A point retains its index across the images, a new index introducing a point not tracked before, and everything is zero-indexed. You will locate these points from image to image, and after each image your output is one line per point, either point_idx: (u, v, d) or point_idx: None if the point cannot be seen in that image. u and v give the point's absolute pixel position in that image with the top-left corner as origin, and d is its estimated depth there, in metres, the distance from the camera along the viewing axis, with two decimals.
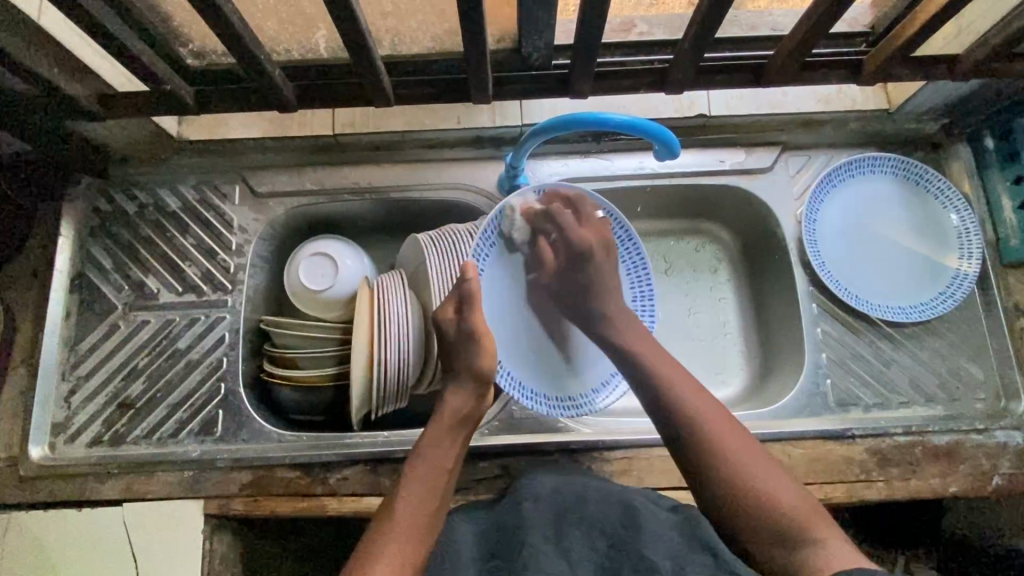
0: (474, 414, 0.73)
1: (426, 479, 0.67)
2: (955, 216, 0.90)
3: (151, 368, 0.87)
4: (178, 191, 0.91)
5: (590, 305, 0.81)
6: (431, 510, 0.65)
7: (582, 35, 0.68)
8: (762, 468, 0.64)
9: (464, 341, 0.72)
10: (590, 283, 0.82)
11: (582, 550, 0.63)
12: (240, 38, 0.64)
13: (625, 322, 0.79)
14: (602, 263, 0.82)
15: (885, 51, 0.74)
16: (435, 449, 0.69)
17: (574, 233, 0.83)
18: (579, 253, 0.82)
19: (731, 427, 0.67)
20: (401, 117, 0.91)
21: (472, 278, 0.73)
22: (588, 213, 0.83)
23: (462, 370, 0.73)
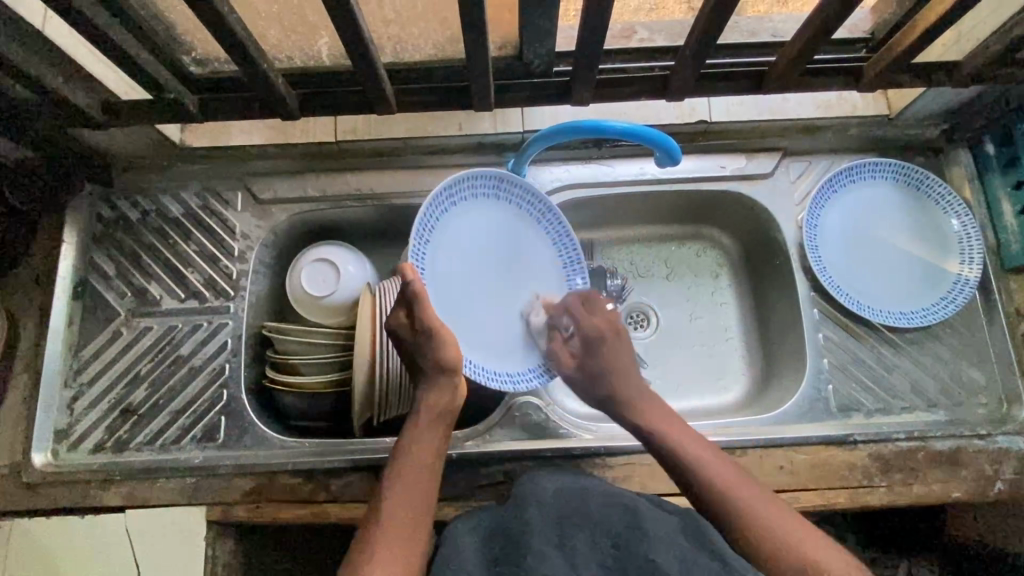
0: (451, 406, 0.72)
1: (412, 477, 0.67)
2: (956, 222, 0.91)
3: (154, 375, 0.87)
4: (180, 198, 0.92)
5: (605, 389, 0.79)
6: (423, 507, 0.66)
7: (583, 42, 0.69)
8: (806, 539, 0.62)
9: (423, 338, 0.71)
10: (609, 366, 0.79)
11: (586, 551, 0.63)
12: (244, 47, 0.64)
13: (640, 397, 0.77)
14: (617, 348, 0.81)
15: (885, 58, 0.74)
16: (419, 445, 0.70)
17: (586, 320, 0.82)
18: (593, 337, 0.81)
19: (766, 500, 0.65)
20: (404, 123, 0.91)
21: (414, 278, 0.70)
22: (598, 301, 0.84)
23: (429, 366, 0.72)
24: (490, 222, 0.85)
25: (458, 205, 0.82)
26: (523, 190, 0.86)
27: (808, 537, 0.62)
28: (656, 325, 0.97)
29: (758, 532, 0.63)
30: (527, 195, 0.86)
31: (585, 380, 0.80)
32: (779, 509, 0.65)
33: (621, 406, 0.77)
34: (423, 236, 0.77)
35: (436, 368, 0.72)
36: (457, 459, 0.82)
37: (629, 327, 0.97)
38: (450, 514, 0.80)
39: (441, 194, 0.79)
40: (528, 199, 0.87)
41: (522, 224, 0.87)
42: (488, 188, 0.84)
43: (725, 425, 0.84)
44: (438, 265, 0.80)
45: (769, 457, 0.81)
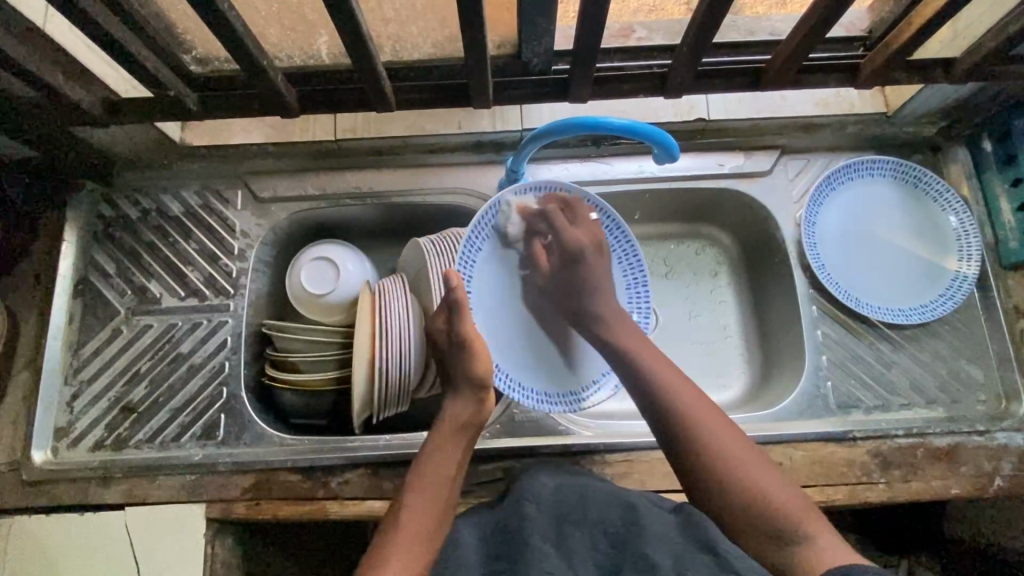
0: (476, 420, 0.72)
1: (430, 490, 0.67)
2: (953, 219, 0.91)
3: (153, 372, 0.87)
4: (181, 197, 0.92)
5: (584, 308, 0.81)
6: (437, 520, 0.65)
7: (581, 40, 0.69)
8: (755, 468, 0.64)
9: (455, 349, 0.71)
10: (583, 285, 0.81)
11: (582, 549, 0.64)
12: (243, 44, 0.64)
13: (615, 325, 0.79)
14: (596, 268, 0.82)
15: (882, 56, 0.74)
16: (439, 457, 0.69)
17: (568, 233, 0.82)
18: (575, 254, 0.82)
19: (723, 427, 0.67)
20: (403, 122, 0.91)
21: (459, 286, 0.72)
22: (582, 213, 0.84)
23: (460, 378, 0.72)
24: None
25: (525, 211, 0.84)
26: (592, 206, 0.85)
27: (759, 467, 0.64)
28: (655, 323, 0.97)
29: (700, 449, 0.66)
30: (595, 211, 0.86)
31: (558, 290, 0.83)
32: (744, 445, 0.66)
33: (597, 322, 0.79)
34: (472, 247, 0.83)
35: (466, 381, 0.72)
36: None
37: None
38: None
39: (500, 198, 0.83)
40: (596, 215, 0.86)
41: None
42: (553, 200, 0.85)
43: None
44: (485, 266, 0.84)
45: (768, 453, 0.81)
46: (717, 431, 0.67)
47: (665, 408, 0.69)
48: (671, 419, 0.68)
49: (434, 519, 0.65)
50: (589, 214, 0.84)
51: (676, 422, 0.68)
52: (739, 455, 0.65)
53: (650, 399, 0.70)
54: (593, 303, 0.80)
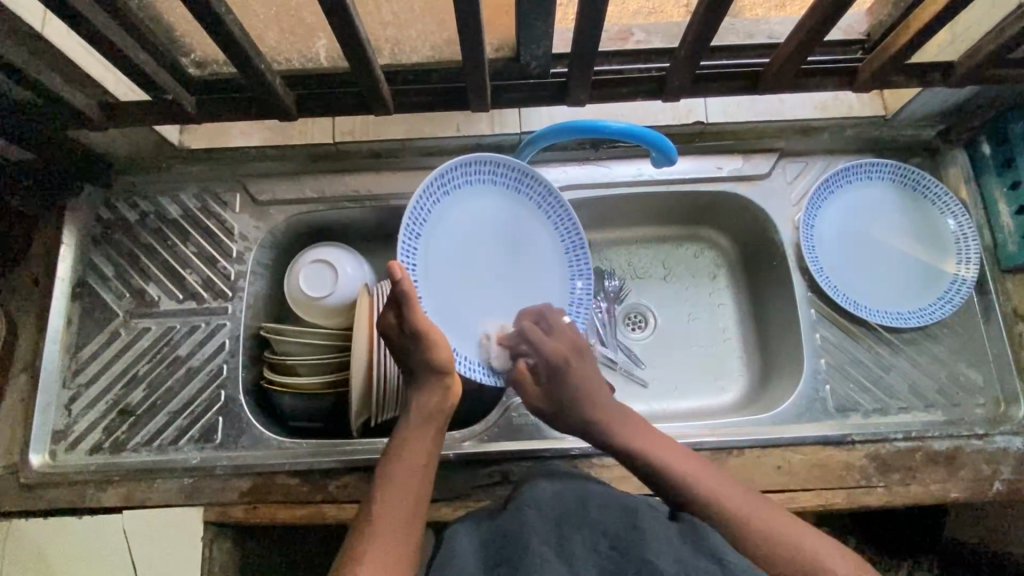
0: (442, 408, 0.72)
1: (402, 482, 0.67)
2: (952, 222, 0.91)
3: (152, 376, 0.87)
4: (179, 200, 0.92)
5: (576, 412, 0.77)
6: (411, 513, 0.65)
7: (579, 43, 0.69)
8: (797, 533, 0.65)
9: (411, 341, 0.72)
10: (574, 391, 0.77)
11: (584, 552, 0.62)
12: (242, 48, 0.64)
13: (616, 421, 0.76)
14: (583, 369, 0.80)
15: (880, 59, 0.74)
16: (409, 449, 0.69)
17: (546, 343, 0.80)
18: (558, 364, 0.79)
19: (750, 501, 0.69)
20: (402, 125, 0.91)
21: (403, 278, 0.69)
22: (557, 320, 0.83)
23: (419, 368, 0.72)
24: (490, 211, 0.87)
25: (458, 190, 0.84)
26: (523, 174, 0.86)
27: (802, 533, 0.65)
28: (654, 326, 0.98)
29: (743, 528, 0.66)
30: (525, 178, 0.87)
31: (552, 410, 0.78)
32: (775, 515, 0.67)
33: (591, 415, 0.77)
34: (421, 216, 0.81)
35: (422, 369, 0.72)
36: (455, 459, 0.82)
37: (628, 328, 0.97)
38: (448, 514, 0.81)
39: (433, 184, 0.82)
40: (525, 182, 0.87)
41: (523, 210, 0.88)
42: (483, 173, 0.86)
43: (724, 425, 0.84)
44: (432, 257, 0.83)
45: (767, 457, 0.81)
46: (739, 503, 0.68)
47: (684, 487, 0.69)
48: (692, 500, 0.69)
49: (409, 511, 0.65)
50: (564, 322, 0.84)
51: (705, 505, 0.68)
52: (777, 524, 0.66)
53: (674, 491, 0.70)
54: (580, 410, 0.77)
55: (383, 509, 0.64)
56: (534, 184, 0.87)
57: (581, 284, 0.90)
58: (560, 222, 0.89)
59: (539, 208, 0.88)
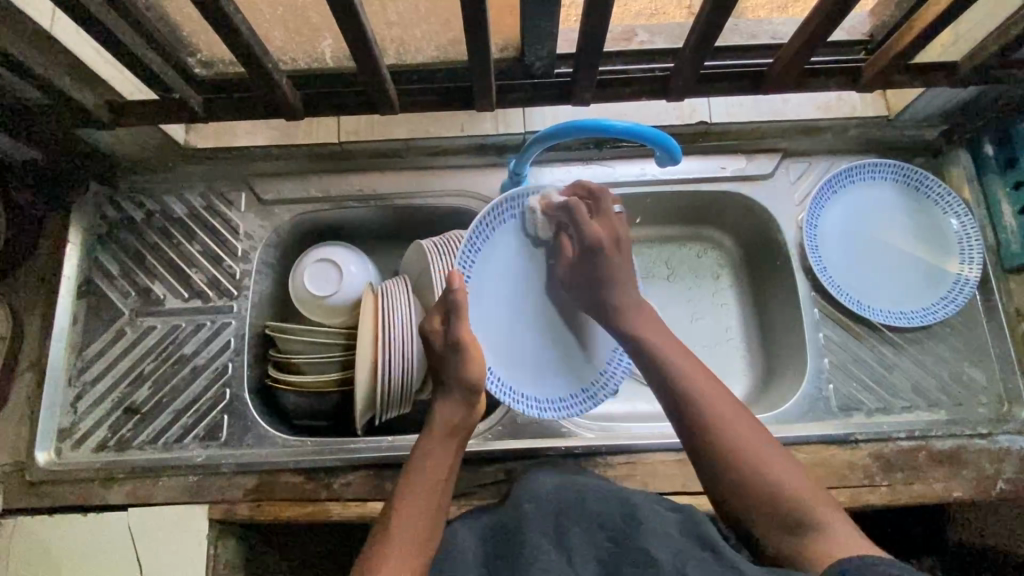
0: (466, 421, 0.72)
1: (424, 490, 0.67)
2: (955, 222, 0.91)
3: (157, 374, 0.87)
4: (185, 199, 0.93)
5: (602, 295, 0.80)
6: (432, 520, 0.65)
7: (584, 43, 0.70)
8: (777, 462, 0.64)
9: (451, 353, 0.72)
10: (600, 278, 0.80)
11: (584, 546, 0.62)
12: (249, 47, 0.65)
13: (637, 314, 0.78)
14: (621, 251, 0.81)
15: (884, 59, 0.75)
16: (433, 458, 0.69)
17: (588, 227, 0.80)
18: (592, 246, 0.80)
19: (743, 419, 0.68)
20: (406, 124, 0.91)
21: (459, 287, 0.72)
22: (604, 204, 0.82)
23: (451, 381, 0.72)
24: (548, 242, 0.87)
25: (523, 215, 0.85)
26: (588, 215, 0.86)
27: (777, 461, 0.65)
28: None
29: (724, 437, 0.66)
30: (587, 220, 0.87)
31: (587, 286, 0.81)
32: (767, 441, 0.66)
33: (612, 310, 0.79)
34: (479, 235, 0.82)
35: (457, 382, 0.72)
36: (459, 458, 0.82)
37: None
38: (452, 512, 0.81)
39: (500, 206, 0.82)
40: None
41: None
42: None
43: None
44: (485, 276, 0.83)
45: None
46: (733, 415, 0.68)
47: (689, 395, 0.69)
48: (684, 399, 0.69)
49: (431, 521, 0.65)
50: (611, 206, 0.82)
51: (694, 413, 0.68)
52: (759, 447, 0.65)
53: (674, 394, 0.70)
54: (614, 294, 0.79)
55: (406, 516, 0.64)
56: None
57: None
58: None
59: None
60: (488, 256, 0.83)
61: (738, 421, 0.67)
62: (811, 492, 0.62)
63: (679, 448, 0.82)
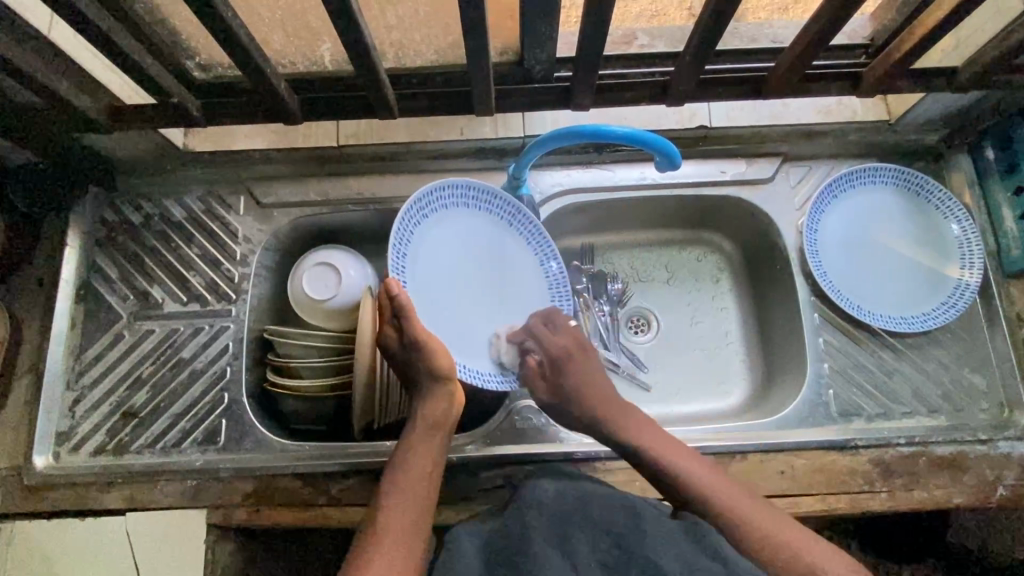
0: (447, 416, 0.74)
1: (409, 487, 0.68)
2: (955, 227, 0.91)
3: (155, 378, 0.87)
4: (183, 202, 0.92)
5: (584, 408, 0.79)
6: (419, 517, 0.67)
7: (584, 48, 0.69)
8: (790, 531, 0.67)
9: (412, 352, 0.72)
10: (578, 385, 0.80)
11: (588, 552, 0.63)
12: (248, 52, 0.65)
13: (619, 412, 0.79)
14: (580, 364, 0.82)
15: (885, 64, 0.74)
16: (417, 454, 0.71)
17: (549, 340, 0.81)
18: (564, 356, 0.81)
19: (740, 493, 0.71)
20: (405, 128, 0.92)
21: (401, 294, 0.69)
22: (558, 317, 0.84)
23: (423, 377, 0.73)
24: (469, 230, 0.85)
25: (433, 214, 0.82)
26: (501, 198, 0.87)
27: (790, 531, 0.67)
28: (657, 329, 0.98)
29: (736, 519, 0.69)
30: (504, 203, 0.87)
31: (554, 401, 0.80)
32: (768, 511, 0.70)
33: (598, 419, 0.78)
34: (399, 242, 0.77)
35: (428, 376, 0.73)
36: (457, 463, 0.82)
37: (630, 332, 0.98)
38: (450, 518, 0.81)
39: (412, 210, 0.78)
40: (494, 202, 0.86)
41: (500, 233, 0.88)
42: (456, 198, 0.84)
43: (727, 429, 0.84)
44: (419, 276, 0.79)
45: (770, 462, 0.81)
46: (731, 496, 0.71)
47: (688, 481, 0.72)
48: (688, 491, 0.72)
49: (417, 516, 0.67)
50: (566, 321, 0.84)
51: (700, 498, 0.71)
52: (767, 521, 0.68)
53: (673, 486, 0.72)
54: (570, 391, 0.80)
55: (391, 514, 0.66)
56: (505, 204, 0.87)
57: (561, 296, 0.91)
58: (534, 239, 0.89)
59: (510, 224, 0.88)
60: (413, 260, 0.79)
61: (735, 496, 0.71)
62: (832, 558, 0.65)
63: None
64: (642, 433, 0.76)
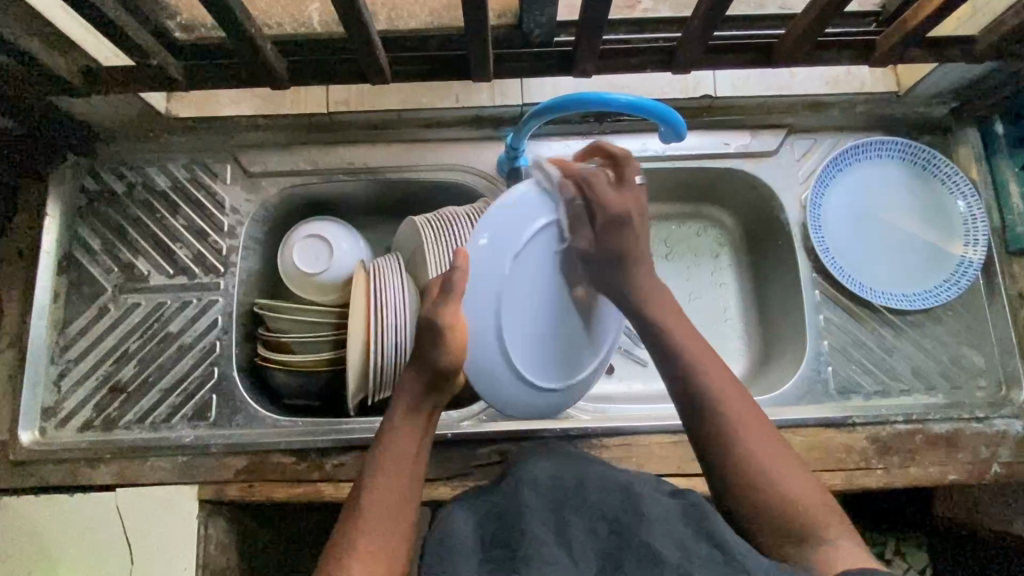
0: (435, 393, 0.67)
1: (392, 472, 0.62)
2: (961, 203, 0.89)
3: (143, 352, 0.85)
4: (168, 171, 0.89)
5: (625, 278, 0.70)
6: (402, 498, 0.61)
7: (587, 12, 0.66)
8: (783, 465, 0.60)
9: (431, 336, 0.64)
10: (622, 254, 0.69)
11: (583, 539, 0.59)
12: (232, 12, 0.61)
13: (663, 304, 0.69)
14: (636, 226, 0.69)
15: (898, 33, 0.72)
16: (401, 434, 0.65)
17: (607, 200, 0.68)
18: (614, 217, 0.68)
19: (761, 429, 0.63)
20: (398, 95, 0.89)
21: (462, 268, 0.64)
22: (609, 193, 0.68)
23: (425, 363, 0.65)
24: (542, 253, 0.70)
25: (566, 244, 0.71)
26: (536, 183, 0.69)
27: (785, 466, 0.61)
28: None
29: (726, 437, 0.62)
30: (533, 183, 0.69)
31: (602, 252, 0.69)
32: (787, 460, 0.61)
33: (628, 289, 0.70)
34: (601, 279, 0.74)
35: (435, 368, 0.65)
36: (453, 440, 0.81)
37: None
38: (445, 493, 0.80)
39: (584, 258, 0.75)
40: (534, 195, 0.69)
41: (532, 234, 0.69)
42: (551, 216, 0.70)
43: None
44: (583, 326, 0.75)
45: None
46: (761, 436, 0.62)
47: (695, 387, 0.65)
48: (707, 411, 0.64)
49: (398, 504, 0.61)
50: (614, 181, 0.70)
51: (705, 408, 0.64)
52: (763, 448, 0.61)
53: (684, 395, 0.65)
54: (628, 240, 0.69)
55: (372, 500, 0.60)
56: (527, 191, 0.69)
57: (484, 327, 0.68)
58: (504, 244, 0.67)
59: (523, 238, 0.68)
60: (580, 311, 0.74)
61: (749, 425, 0.63)
62: (816, 501, 0.59)
63: (673, 430, 0.82)
64: (698, 355, 0.67)
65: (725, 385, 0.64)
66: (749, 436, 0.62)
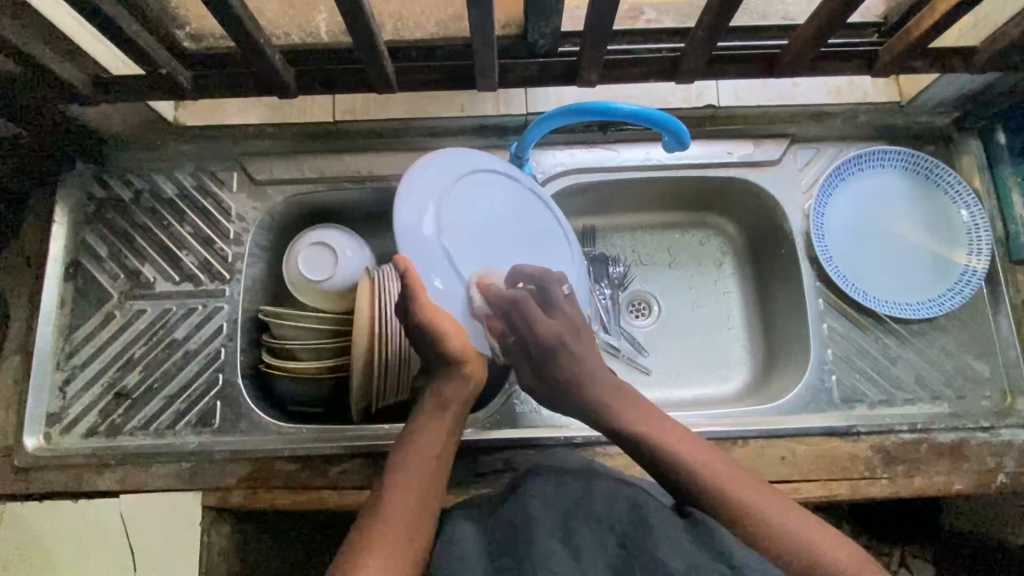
0: (459, 397, 0.72)
1: (417, 465, 0.65)
2: (965, 212, 0.89)
3: (148, 358, 0.85)
4: (174, 178, 0.90)
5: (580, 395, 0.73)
6: (428, 491, 0.64)
7: (592, 22, 0.67)
8: (800, 521, 0.61)
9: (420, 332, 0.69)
10: (569, 375, 0.74)
11: (593, 549, 0.59)
12: (242, 21, 0.62)
13: (624, 405, 0.72)
14: (576, 353, 0.74)
15: (901, 44, 0.72)
16: (427, 435, 0.68)
17: (539, 322, 0.73)
18: (548, 348, 0.73)
19: (765, 495, 0.64)
20: (403, 103, 0.90)
21: (410, 270, 0.68)
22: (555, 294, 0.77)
23: (437, 359, 0.71)
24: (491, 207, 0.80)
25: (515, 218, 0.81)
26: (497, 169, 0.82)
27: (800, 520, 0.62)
28: (658, 314, 0.97)
29: (741, 520, 0.62)
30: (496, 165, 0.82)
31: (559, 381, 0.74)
32: (801, 513, 0.63)
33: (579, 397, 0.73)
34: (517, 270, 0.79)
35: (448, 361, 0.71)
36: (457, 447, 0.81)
37: (629, 316, 0.97)
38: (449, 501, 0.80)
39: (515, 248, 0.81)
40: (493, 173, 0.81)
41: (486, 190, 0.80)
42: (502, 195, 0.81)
43: (727, 415, 0.83)
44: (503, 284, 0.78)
45: (772, 447, 0.80)
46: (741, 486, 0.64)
47: (687, 472, 0.66)
48: (710, 490, 0.64)
49: (422, 497, 0.63)
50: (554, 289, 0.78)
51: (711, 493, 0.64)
52: (774, 511, 0.62)
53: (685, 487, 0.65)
54: (571, 366, 0.74)
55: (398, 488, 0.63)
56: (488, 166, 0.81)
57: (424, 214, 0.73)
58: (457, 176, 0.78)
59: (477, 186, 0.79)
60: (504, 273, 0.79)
61: (751, 494, 0.64)
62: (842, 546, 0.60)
63: None
64: (676, 442, 0.68)
65: (712, 462, 0.66)
66: (759, 504, 0.63)
